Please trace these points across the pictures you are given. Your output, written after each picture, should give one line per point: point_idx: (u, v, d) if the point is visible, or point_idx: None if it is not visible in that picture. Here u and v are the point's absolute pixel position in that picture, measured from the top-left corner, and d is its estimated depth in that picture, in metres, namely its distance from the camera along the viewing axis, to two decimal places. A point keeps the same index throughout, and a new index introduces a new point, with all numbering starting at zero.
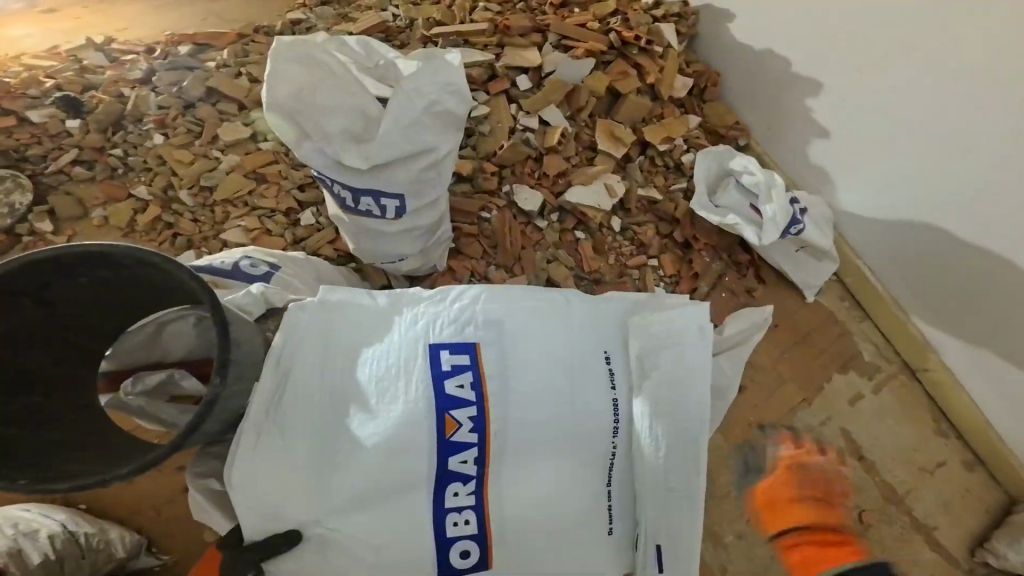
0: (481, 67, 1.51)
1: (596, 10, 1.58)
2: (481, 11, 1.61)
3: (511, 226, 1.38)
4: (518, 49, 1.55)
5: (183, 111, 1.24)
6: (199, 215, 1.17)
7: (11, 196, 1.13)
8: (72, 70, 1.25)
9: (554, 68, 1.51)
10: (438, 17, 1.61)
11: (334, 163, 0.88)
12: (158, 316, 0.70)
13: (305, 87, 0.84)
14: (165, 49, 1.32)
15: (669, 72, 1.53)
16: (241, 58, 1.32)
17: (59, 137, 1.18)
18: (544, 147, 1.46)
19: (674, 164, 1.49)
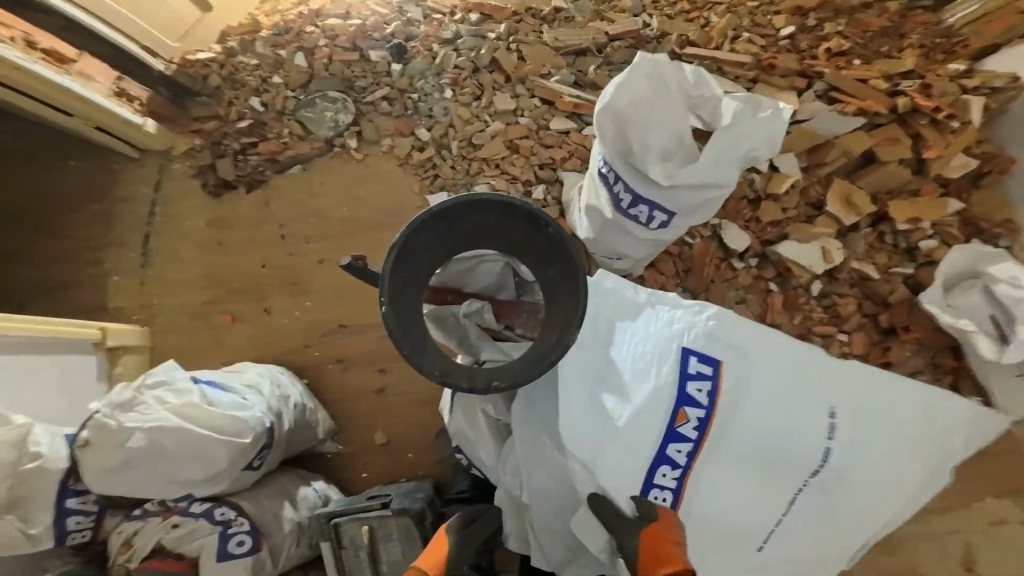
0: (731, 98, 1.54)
1: (883, 67, 1.52)
2: (743, 42, 1.64)
3: (710, 257, 1.45)
4: (773, 89, 1.57)
5: (471, 74, 1.51)
6: (456, 164, 1.44)
7: (338, 115, 1.52)
8: (400, 21, 1.57)
9: (809, 117, 1.49)
10: (693, 38, 1.68)
11: (633, 170, 1.07)
12: (479, 257, 0.93)
13: (639, 105, 1.04)
14: (460, 14, 1.59)
15: (952, 151, 1.46)
16: (515, 36, 1.58)
17: (378, 75, 1.53)
18: (764, 191, 1.48)
19: (905, 247, 1.48)
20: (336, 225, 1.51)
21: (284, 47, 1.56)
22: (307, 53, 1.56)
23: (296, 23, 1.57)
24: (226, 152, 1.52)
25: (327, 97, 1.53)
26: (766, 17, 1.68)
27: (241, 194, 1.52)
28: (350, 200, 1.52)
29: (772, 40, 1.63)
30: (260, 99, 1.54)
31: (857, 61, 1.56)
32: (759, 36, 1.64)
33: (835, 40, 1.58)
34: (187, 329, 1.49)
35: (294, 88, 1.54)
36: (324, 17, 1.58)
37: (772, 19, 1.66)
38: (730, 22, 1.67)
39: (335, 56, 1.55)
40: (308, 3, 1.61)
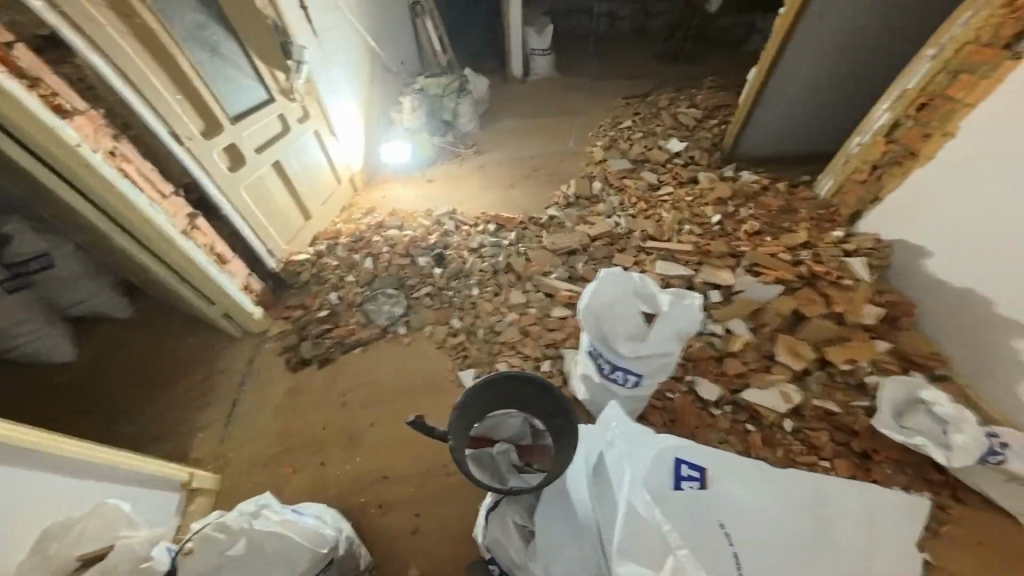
0: (681, 280, 2.06)
1: (787, 241, 2.06)
2: (686, 233, 2.22)
3: (690, 407, 1.80)
4: (715, 268, 2.07)
5: (493, 275, 2.10)
6: (482, 347, 1.91)
7: (393, 307, 2.06)
8: (439, 232, 2.32)
9: (742, 288, 1.98)
10: (653, 232, 2.26)
11: (610, 348, 1.45)
12: (507, 413, 1.34)
13: (607, 304, 1.45)
14: (482, 225, 2.36)
15: (858, 299, 1.86)
16: (521, 240, 2.25)
17: (424, 275, 2.14)
18: (724, 349, 1.88)
19: (855, 382, 1.77)
20: (393, 391, 1.89)
21: (357, 253, 2.25)
22: (374, 257, 2.22)
23: (365, 236, 2.32)
24: (307, 330, 2.06)
25: (387, 292, 2.10)
26: (699, 207, 2.35)
27: (312, 366, 1.98)
28: (398, 369, 1.93)
29: (707, 232, 2.21)
30: (337, 293, 2.13)
31: (769, 237, 2.10)
32: (698, 229, 2.23)
33: (749, 225, 2.16)
34: (260, 481, 1.75)
35: (364, 284, 2.14)
36: (386, 232, 2.34)
37: (702, 211, 2.32)
38: (676, 220, 2.29)
39: (393, 258, 2.20)
40: (370, 221, 2.44)
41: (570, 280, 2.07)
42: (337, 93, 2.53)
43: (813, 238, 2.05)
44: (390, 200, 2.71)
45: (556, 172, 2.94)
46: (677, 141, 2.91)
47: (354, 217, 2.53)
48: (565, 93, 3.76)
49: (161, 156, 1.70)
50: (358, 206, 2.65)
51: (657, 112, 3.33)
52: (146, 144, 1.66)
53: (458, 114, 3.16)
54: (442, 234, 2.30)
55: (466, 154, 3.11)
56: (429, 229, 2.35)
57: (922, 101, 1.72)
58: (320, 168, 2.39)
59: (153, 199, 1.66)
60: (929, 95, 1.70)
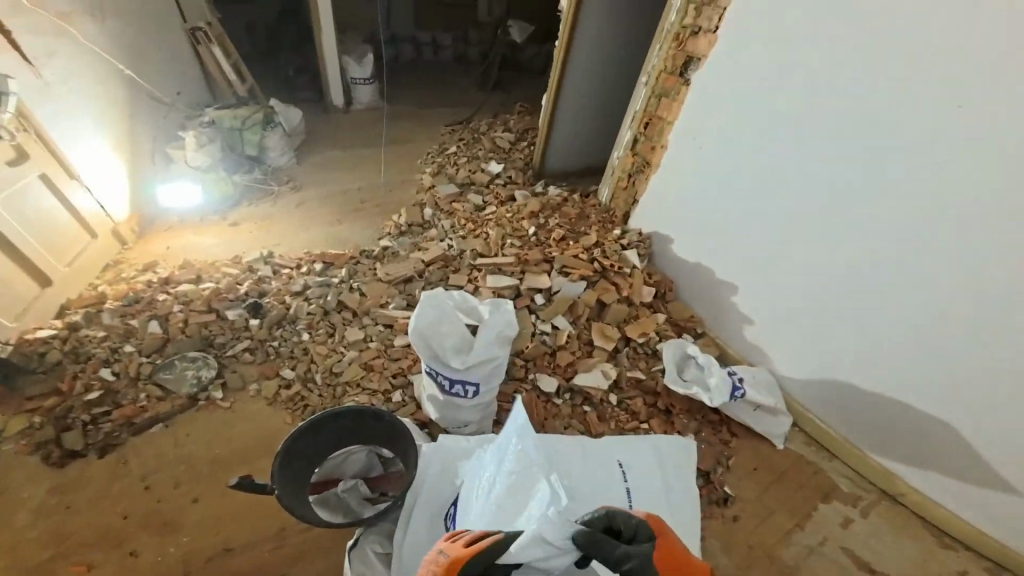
0: (508, 290, 2.32)
1: (585, 243, 2.53)
2: (509, 247, 2.54)
3: (537, 403, 2.04)
4: (535, 274, 2.40)
5: (323, 316, 1.99)
6: (323, 392, 1.80)
7: (200, 371, 1.77)
8: (253, 279, 2.10)
9: (559, 288, 2.35)
10: (481, 249, 2.52)
11: (443, 363, 1.58)
12: (347, 451, 1.43)
13: (434, 323, 1.58)
14: (305, 265, 2.25)
15: (637, 285, 2.36)
16: (353, 275, 2.24)
17: (239, 329, 1.90)
18: (555, 345, 2.19)
19: (651, 350, 2.22)
20: (203, 466, 1.59)
21: (137, 317, 1.85)
22: (163, 320, 1.86)
23: (147, 295, 1.93)
24: (69, 423, 1.60)
25: (188, 357, 1.78)
26: (518, 222, 2.73)
27: (90, 459, 1.56)
28: (210, 442, 1.64)
29: (526, 243, 2.57)
30: (111, 368, 1.71)
31: (572, 242, 2.56)
32: (519, 241, 2.59)
33: (558, 232, 2.61)
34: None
35: (157, 352, 1.78)
36: (177, 286, 2.00)
37: (520, 225, 2.69)
38: (500, 236, 2.60)
39: (190, 317, 1.88)
40: (155, 277, 2.05)
41: (409, 308, 2.11)
42: (74, 131, 2.13)
43: (602, 239, 2.55)
44: (186, 249, 2.33)
45: (385, 203, 2.96)
46: (496, 164, 3.31)
47: (131, 274, 2.10)
48: (388, 128, 3.89)
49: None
50: (132, 262, 2.24)
51: (473, 141, 3.70)
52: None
53: (264, 148, 2.94)
54: (257, 280, 2.10)
55: (281, 190, 2.88)
56: (239, 279, 2.10)
57: (646, 121, 2.31)
58: (56, 221, 1.99)
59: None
60: (649, 115, 2.29)
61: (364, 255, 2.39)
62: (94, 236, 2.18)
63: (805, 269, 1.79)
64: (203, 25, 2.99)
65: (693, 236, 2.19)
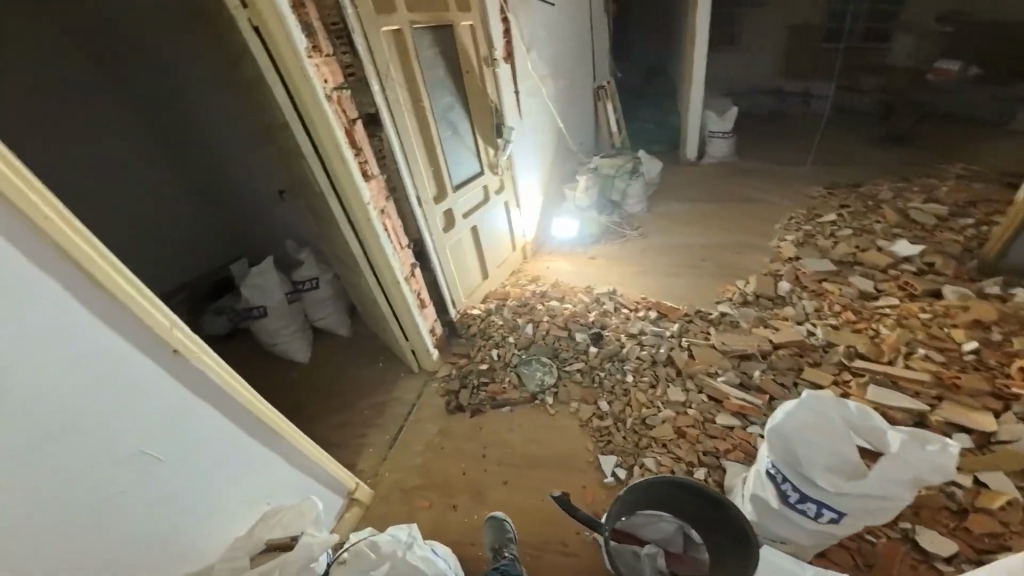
0: (909, 413, 1.67)
1: None
2: (913, 357, 1.88)
3: (901, 556, 1.34)
4: (962, 404, 1.68)
5: (651, 365, 2.04)
6: (628, 436, 1.83)
7: (545, 375, 2.14)
8: (598, 311, 2.40)
9: (1013, 437, 1.54)
10: (863, 348, 1.97)
11: (802, 475, 1.18)
12: (657, 515, 1.29)
13: (815, 433, 1.16)
14: (641, 312, 2.39)
15: None
16: (682, 333, 2.23)
17: (579, 351, 2.19)
18: (970, 504, 1.42)
19: None
20: (534, 460, 1.87)
21: (521, 317, 2.44)
22: (533, 325, 2.37)
23: (532, 302, 2.52)
24: (467, 381, 2.18)
25: (539, 361, 2.20)
26: (941, 328, 1.98)
27: (465, 415, 2.07)
28: (541, 439, 1.93)
29: (952, 360, 1.85)
30: (497, 351, 2.30)
31: None
32: (935, 355, 1.88)
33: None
34: (396, 499, 1.83)
35: (525, 350, 2.27)
36: (548, 301, 2.52)
37: (948, 332, 1.96)
38: (902, 339, 1.95)
39: (551, 328, 2.33)
40: (538, 289, 2.65)
41: (741, 388, 1.92)
42: (527, 172, 2.78)
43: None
44: (553, 271, 2.87)
45: (728, 265, 2.72)
46: (907, 245, 2.52)
47: (520, 282, 2.76)
48: (742, 180, 3.62)
49: (406, 218, 1.91)
50: (527, 272, 2.87)
51: (874, 209, 2.93)
52: (401, 209, 1.88)
53: (626, 194, 3.26)
54: (602, 312, 2.39)
55: (629, 236, 3.11)
56: (587, 307, 2.44)
57: None
58: (499, 234, 2.64)
59: (395, 251, 1.82)
60: None
61: (698, 317, 2.36)
62: (514, 248, 2.84)
63: None
64: (606, 85, 3.68)
65: None
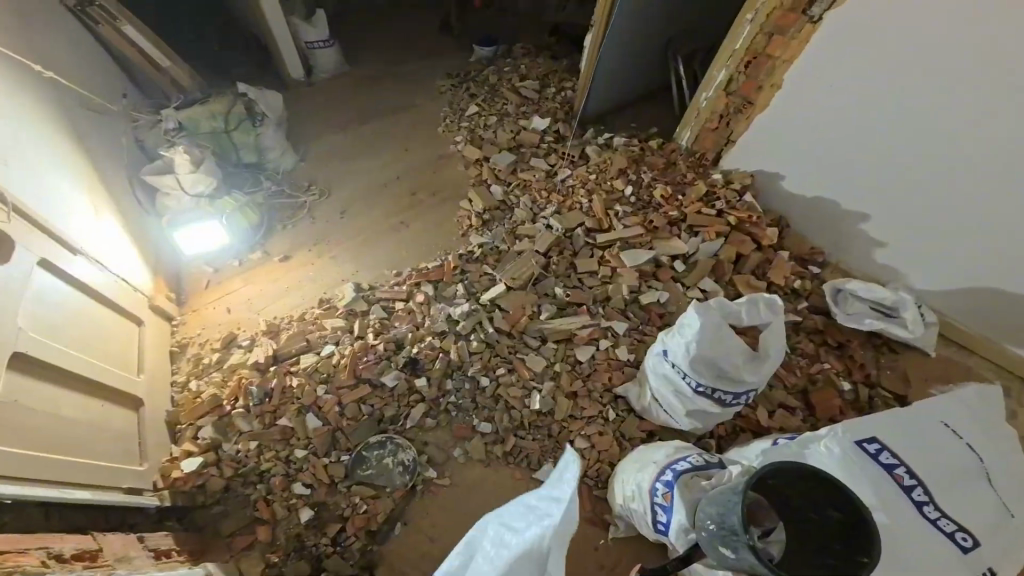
0: (647, 265, 2.02)
1: (697, 194, 2.15)
2: (616, 216, 2.13)
3: (752, 414, 1.78)
4: (667, 241, 2.07)
5: (491, 352, 1.81)
6: (537, 436, 1.72)
7: (399, 455, 1.63)
8: (374, 323, 1.82)
9: (697, 252, 2.06)
10: (591, 223, 2.11)
11: (727, 377, 1.46)
12: (700, 474, 1.28)
13: (709, 344, 1.43)
14: (414, 290, 1.92)
15: (761, 220, 2.11)
16: (472, 290, 1.93)
17: (406, 397, 1.71)
18: (695, 283, 2.02)
19: (790, 290, 2.04)
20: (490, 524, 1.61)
21: (282, 415, 1.64)
22: (315, 410, 1.66)
23: (275, 384, 1.67)
24: (313, 552, 1.50)
25: (370, 442, 1.64)
26: (608, 183, 2.25)
27: None
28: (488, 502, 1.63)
29: (634, 208, 2.16)
30: (302, 481, 1.57)
31: (682, 197, 2.16)
32: (623, 206, 2.16)
33: (662, 188, 2.18)
34: None
35: (344, 447, 1.63)
36: (297, 360, 1.74)
37: (613, 184, 2.23)
38: (602, 203, 2.16)
39: (342, 396, 1.67)
40: (258, 354, 1.75)
41: (560, 316, 1.91)
42: (45, 192, 1.49)
43: (712, 186, 2.18)
44: (249, 310, 1.96)
45: (442, 188, 2.37)
46: (540, 119, 2.64)
47: (207, 362, 1.80)
48: (376, 82, 3.08)
49: None
50: (201, 343, 1.88)
51: (493, 88, 2.98)
52: None
53: (263, 149, 2.26)
54: (380, 325, 1.81)
55: (310, 199, 2.29)
56: (357, 334, 1.79)
57: (748, 59, 1.92)
58: (90, 315, 1.50)
59: None
60: (754, 52, 1.89)
61: (465, 260, 2.02)
62: (138, 322, 1.73)
63: (983, 197, 1.63)
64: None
65: (817, 167, 1.94)
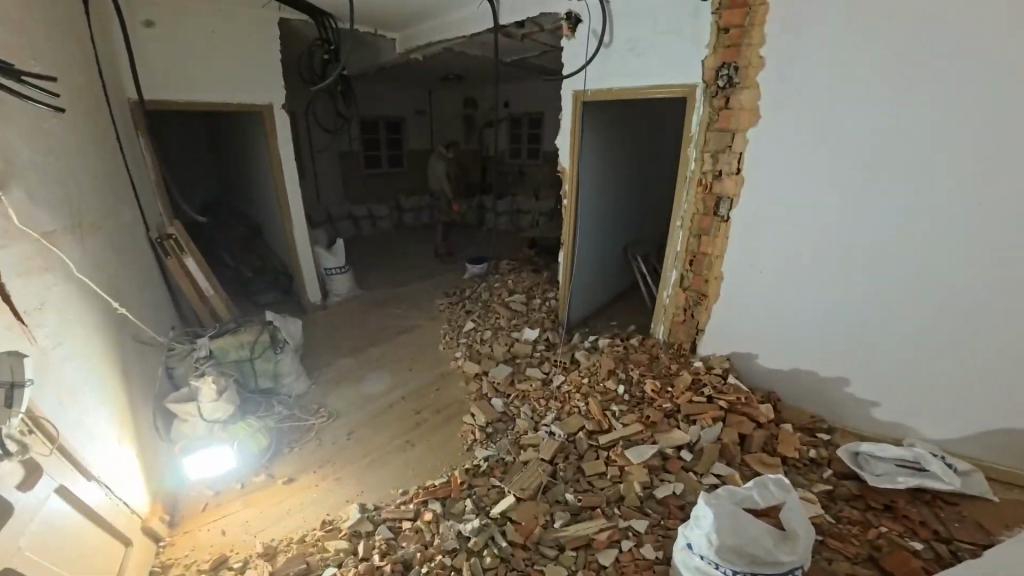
0: (656, 458, 2.01)
1: (685, 383, 2.33)
2: (615, 412, 2.28)
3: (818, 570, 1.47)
4: (669, 432, 2.12)
5: (507, 566, 1.62)
6: None
7: None
8: (380, 544, 1.68)
9: (701, 438, 2.06)
10: (589, 424, 2.23)
11: (760, 560, 1.34)
12: None
13: (732, 526, 1.38)
14: (422, 509, 1.85)
15: (751, 400, 2.16)
16: (481, 504, 1.87)
17: None
18: (707, 470, 1.94)
19: (809, 460, 1.91)
20: None
21: None
22: None
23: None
24: None
25: None
26: (601, 384, 2.49)
27: None
28: None
29: (629, 403, 2.33)
30: None
31: (670, 386, 2.36)
32: (620, 404, 2.34)
33: (651, 384, 2.38)
34: None
35: None
36: None
37: (606, 385, 2.47)
38: (600, 403, 2.34)
39: None
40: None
41: (574, 517, 1.82)
42: (83, 422, 1.55)
43: (696, 374, 2.38)
44: (248, 531, 1.82)
45: (444, 404, 2.56)
46: (529, 330, 3.09)
47: None
48: (386, 307, 3.62)
49: None
50: (187, 564, 1.68)
51: (485, 304, 3.54)
52: None
53: (279, 373, 2.52)
54: (387, 546, 1.67)
55: (319, 422, 2.40)
56: (360, 556, 1.63)
57: (690, 258, 2.41)
58: (87, 551, 1.38)
59: None
60: (691, 253, 2.40)
61: (472, 475, 2.03)
62: (127, 542, 1.59)
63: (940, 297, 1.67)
64: (176, 234, 2.75)
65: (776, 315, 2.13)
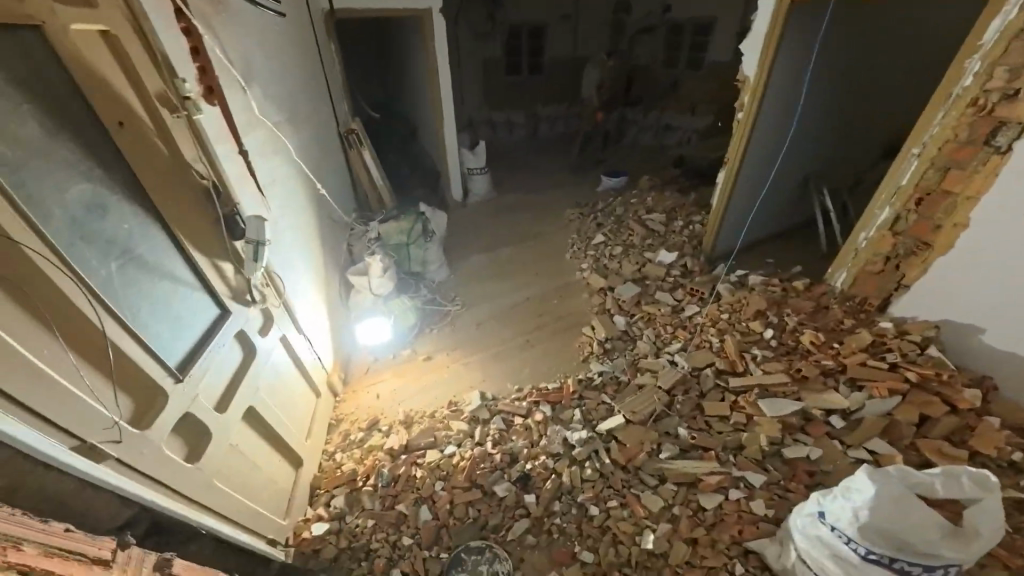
0: (795, 415, 1.76)
1: (856, 342, 1.90)
2: (754, 358, 2.02)
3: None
4: (818, 392, 1.82)
5: (603, 484, 1.73)
6: None
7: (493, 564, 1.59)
8: (495, 432, 1.94)
9: (860, 408, 1.72)
10: (719, 362, 2.04)
11: (912, 550, 1.11)
12: None
13: (888, 510, 1.13)
14: (534, 409, 2.01)
15: (949, 379, 1.69)
16: (588, 416, 1.95)
17: (513, 507, 1.72)
18: (854, 442, 1.67)
19: (1007, 463, 1.49)
20: None
21: (401, 500, 1.78)
22: (428, 503, 1.76)
23: (401, 471, 1.85)
24: None
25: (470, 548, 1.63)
26: (744, 323, 2.19)
27: None
28: None
29: (776, 352, 2.02)
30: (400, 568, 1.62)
31: (834, 342, 1.95)
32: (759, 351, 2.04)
33: (810, 334, 2.01)
34: None
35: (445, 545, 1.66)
36: (422, 456, 1.90)
37: (750, 326, 2.16)
38: (735, 344, 2.09)
39: (454, 496, 1.76)
40: (393, 442, 1.98)
41: (684, 454, 1.77)
42: (296, 285, 2.03)
43: (879, 336, 1.90)
44: (391, 402, 2.25)
45: (565, 313, 2.60)
46: (666, 253, 2.80)
47: (353, 438, 2.09)
48: (519, 213, 3.66)
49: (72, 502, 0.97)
50: (353, 419, 2.21)
51: (620, 220, 3.28)
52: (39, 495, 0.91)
53: (426, 262, 2.83)
54: (498, 437, 1.92)
55: (454, 309, 2.72)
56: (477, 441, 1.92)
57: (918, 197, 1.76)
58: (286, 386, 1.87)
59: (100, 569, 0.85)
60: (925, 190, 1.74)
61: (582, 384, 2.10)
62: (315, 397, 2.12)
63: None
64: (357, 129, 3.10)
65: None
